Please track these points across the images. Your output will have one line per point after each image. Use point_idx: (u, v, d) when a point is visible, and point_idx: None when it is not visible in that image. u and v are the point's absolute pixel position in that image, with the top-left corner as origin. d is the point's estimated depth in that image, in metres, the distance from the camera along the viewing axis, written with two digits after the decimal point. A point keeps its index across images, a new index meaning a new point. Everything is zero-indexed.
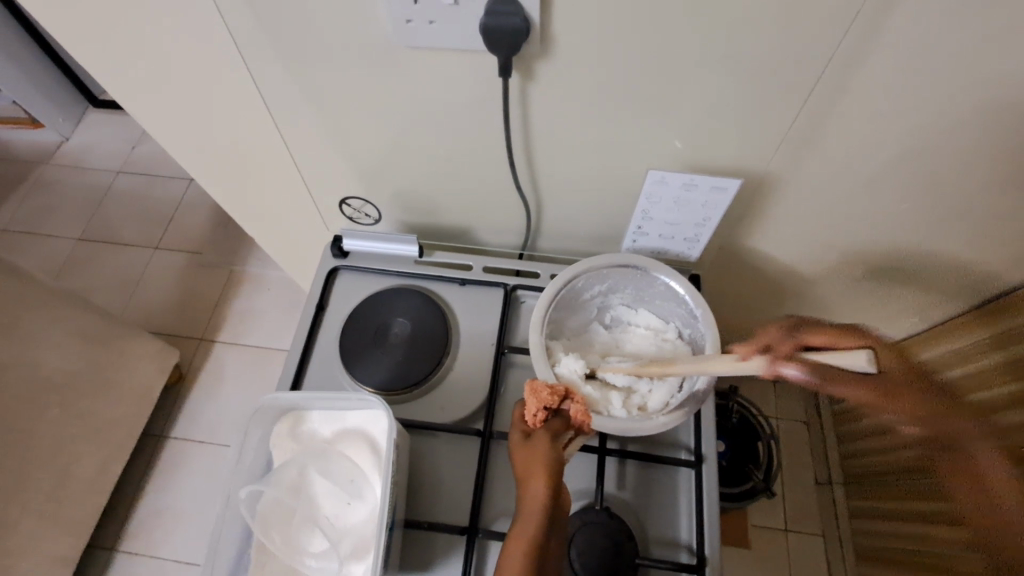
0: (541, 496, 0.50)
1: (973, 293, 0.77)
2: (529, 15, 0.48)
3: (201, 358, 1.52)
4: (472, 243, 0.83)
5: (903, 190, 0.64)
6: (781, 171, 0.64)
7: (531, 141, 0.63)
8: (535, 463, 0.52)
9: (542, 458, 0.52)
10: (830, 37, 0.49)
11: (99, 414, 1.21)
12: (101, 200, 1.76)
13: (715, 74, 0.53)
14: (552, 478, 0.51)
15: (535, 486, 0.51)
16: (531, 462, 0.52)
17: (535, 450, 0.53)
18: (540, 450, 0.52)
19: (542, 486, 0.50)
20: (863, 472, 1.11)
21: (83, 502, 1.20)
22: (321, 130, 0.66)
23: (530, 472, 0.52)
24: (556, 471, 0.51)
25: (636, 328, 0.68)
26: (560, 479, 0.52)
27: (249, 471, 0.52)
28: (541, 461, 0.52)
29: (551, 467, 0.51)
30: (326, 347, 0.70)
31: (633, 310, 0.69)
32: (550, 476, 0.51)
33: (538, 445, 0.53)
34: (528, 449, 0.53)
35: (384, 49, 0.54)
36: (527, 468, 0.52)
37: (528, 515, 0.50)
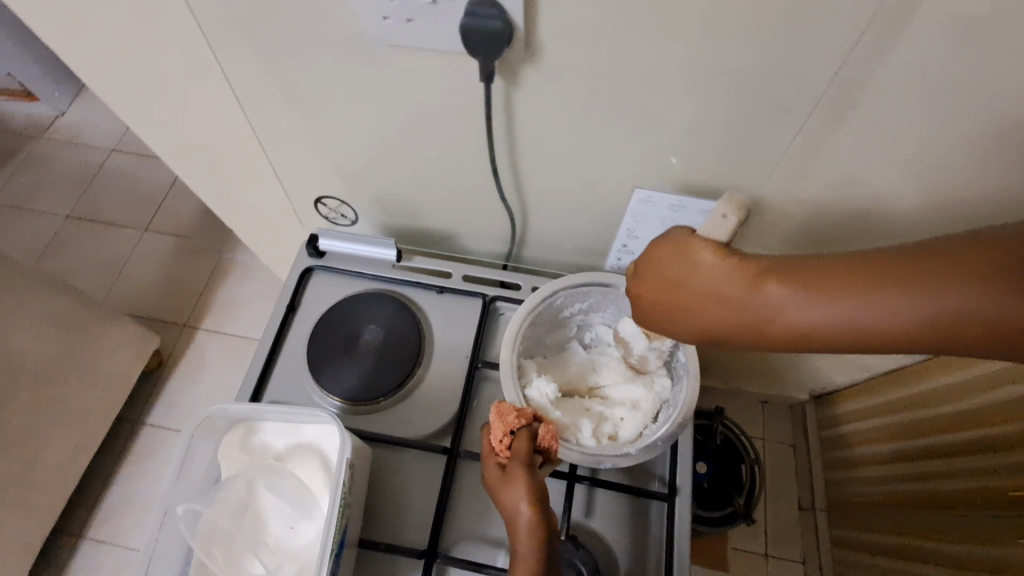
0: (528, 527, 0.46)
1: None
2: (513, 19, 0.45)
3: (183, 345, 1.49)
4: (455, 249, 0.80)
5: (902, 217, 0.62)
6: (776, 195, 0.61)
7: (515, 149, 0.60)
8: (512, 492, 0.47)
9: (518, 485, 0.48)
10: (831, 57, 0.46)
11: (71, 399, 1.18)
12: (92, 178, 1.73)
13: (708, 90, 0.50)
14: (534, 505, 0.47)
15: (519, 517, 0.47)
16: (505, 492, 0.48)
17: (508, 478, 0.48)
18: (515, 479, 0.48)
19: (526, 522, 0.46)
20: (852, 501, 1.09)
21: (51, 487, 1.17)
22: (297, 125, 0.63)
23: (508, 504, 0.48)
24: (539, 496, 0.47)
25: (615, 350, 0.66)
26: (546, 506, 0.48)
27: (193, 482, 0.49)
28: (518, 490, 0.47)
29: (533, 500, 0.47)
30: (294, 351, 0.67)
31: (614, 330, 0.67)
32: (531, 503, 0.47)
33: (515, 478, 0.48)
34: (499, 478, 0.49)
35: (361, 45, 0.51)
36: (506, 501, 0.48)
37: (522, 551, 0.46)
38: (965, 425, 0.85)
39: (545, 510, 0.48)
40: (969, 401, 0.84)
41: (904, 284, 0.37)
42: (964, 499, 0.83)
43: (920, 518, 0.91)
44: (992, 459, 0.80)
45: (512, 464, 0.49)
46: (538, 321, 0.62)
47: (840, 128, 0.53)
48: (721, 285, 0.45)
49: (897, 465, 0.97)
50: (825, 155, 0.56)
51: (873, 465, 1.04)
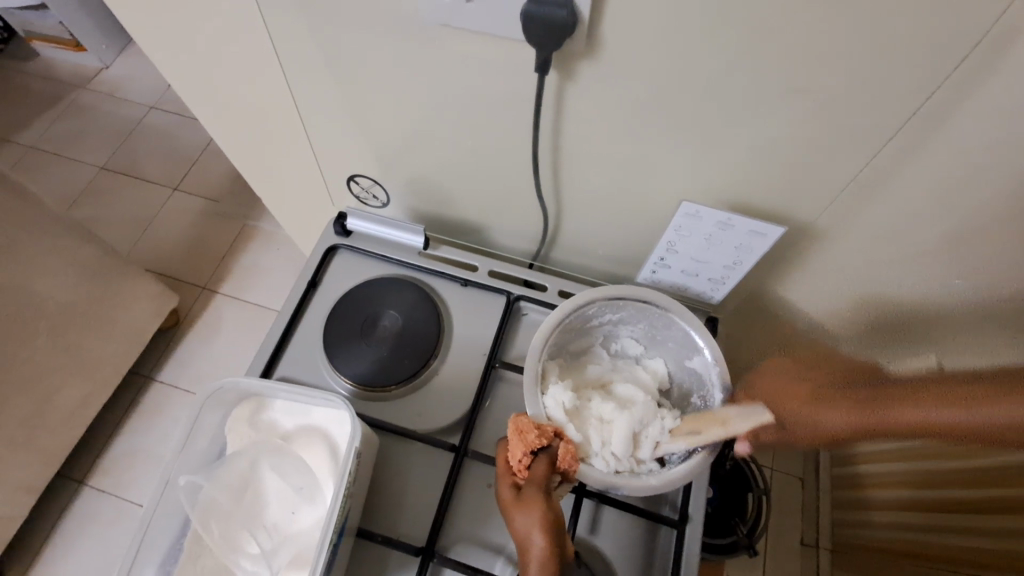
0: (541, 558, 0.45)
1: None
2: (579, 9, 0.43)
3: (201, 307, 1.50)
4: (483, 242, 0.78)
5: (963, 257, 0.58)
6: (827, 221, 0.58)
7: (559, 146, 0.58)
8: (528, 519, 0.47)
9: (535, 512, 0.47)
10: (915, 82, 0.43)
11: (87, 348, 1.20)
12: (131, 132, 1.75)
13: (772, 105, 0.48)
14: (549, 534, 0.46)
15: (532, 545, 0.46)
16: (521, 517, 0.47)
17: (526, 503, 0.48)
18: (532, 505, 0.47)
19: (540, 544, 0.46)
20: (857, 543, 1.05)
21: (60, 431, 1.19)
22: (338, 99, 0.62)
23: (523, 531, 0.47)
24: (556, 526, 0.46)
25: (640, 368, 0.63)
26: (560, 535, 0.47)
27: (196, 454, 0.48)
28: (535, 518, 0.47)
29: (550, 523, 0.47)
30: (311, 328, 0.66)
31: (642, 348, 0.65)
32: (547, 532, 0.46)
33: (532, 499, 0.47)
34: (515, 500, 0.48)
35: (414, 22, 0.49)
36: (521, 526, 0.47)
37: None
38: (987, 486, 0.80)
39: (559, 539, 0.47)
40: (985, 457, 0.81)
41: (933, 387, 0.39)
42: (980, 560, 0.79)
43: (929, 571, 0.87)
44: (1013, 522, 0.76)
45: (530, 488, 0.48)
46: (566, 328, 0.60)
47: (911, 158, 0.50)
48: (789, 387, 0.48)
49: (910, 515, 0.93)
50: (890, 185, 0.53)
51: (886, 511, 0.99)
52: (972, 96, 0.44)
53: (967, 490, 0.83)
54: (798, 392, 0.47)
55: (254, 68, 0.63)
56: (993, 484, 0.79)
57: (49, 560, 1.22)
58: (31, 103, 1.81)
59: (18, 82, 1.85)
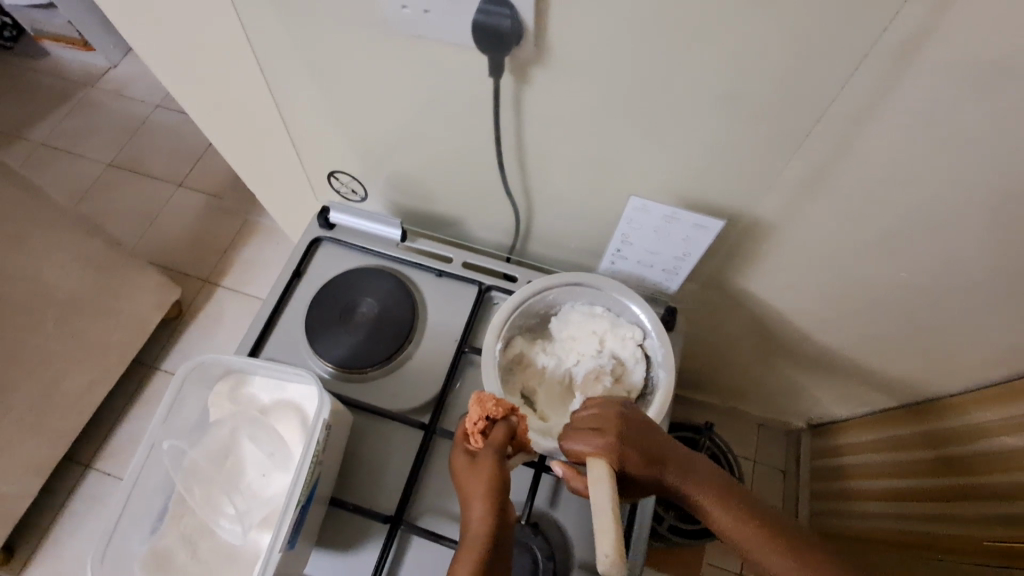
0: (483, 516, 0.49)
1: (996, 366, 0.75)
2: (523, 20, 0.47)
3: (203, 299, 1.56)
4: (460, 236, 0.82)
5: (907, 245, 0.61)
6: (774, 215, 0.62)
7: (521, 146, 0.62)
8: (478, 479, 0.51)
9: (486, 472, 0.51)
10: (831, 87, 0.47)
11: (92, 335, 1.25)
12: (136, 130, 1.81)
13: (710, 107, 0.51)
14: (495, 494, 0.50)
15: (474, 505, 0.50)
16: (472, 477, 0.52)
17: (477, 468, 0.52)
18: (485, 467, 0.51)
19: (483, 505, 0.50)
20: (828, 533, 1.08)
21: (67, 415, 1.25)
22: (316, 100, 0.66)
23: (471, 489, 0.51)
24: (502, 487, 0.50)
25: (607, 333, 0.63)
26: (505, 496, 0.51)
27: (181, 424, 0.52)
28: (485, 479, 0.51)
29: (495, 488, 0.51)
30: (293, 315, 0.71)
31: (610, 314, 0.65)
32: (493, 492, 0.50)
33: (482, 467, 0.51)
34: (469, 465, 0.53)
35: (380, 30, 0.54)
36: (469, 486, 0.51)
37: (470, 536, 0.49)
38: (950, 471, 0.83)
39: (503, 500, 0.51)
40: (941, 451, 0.85)
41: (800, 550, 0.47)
42: (941, 541, 0.82)
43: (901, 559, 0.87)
44: (968, 507, 0.79)
45: (483, 453, 0.52)
46: (529, 312, 0.64)
47: (844, 156, 0.53)
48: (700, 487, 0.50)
49: (886, 501, 0.94)
50: (827, 182, 0.56)
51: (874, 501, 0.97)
52: (889, 98, 0.47)
53: (977, 476, 0.78)
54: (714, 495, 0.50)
55: (239, 71, 0.67)
56: (972, 470, 0.79)
57: (57, 538, 1.28)
58: (41, 101, 1.87)
59: (28, 82, 1.91)
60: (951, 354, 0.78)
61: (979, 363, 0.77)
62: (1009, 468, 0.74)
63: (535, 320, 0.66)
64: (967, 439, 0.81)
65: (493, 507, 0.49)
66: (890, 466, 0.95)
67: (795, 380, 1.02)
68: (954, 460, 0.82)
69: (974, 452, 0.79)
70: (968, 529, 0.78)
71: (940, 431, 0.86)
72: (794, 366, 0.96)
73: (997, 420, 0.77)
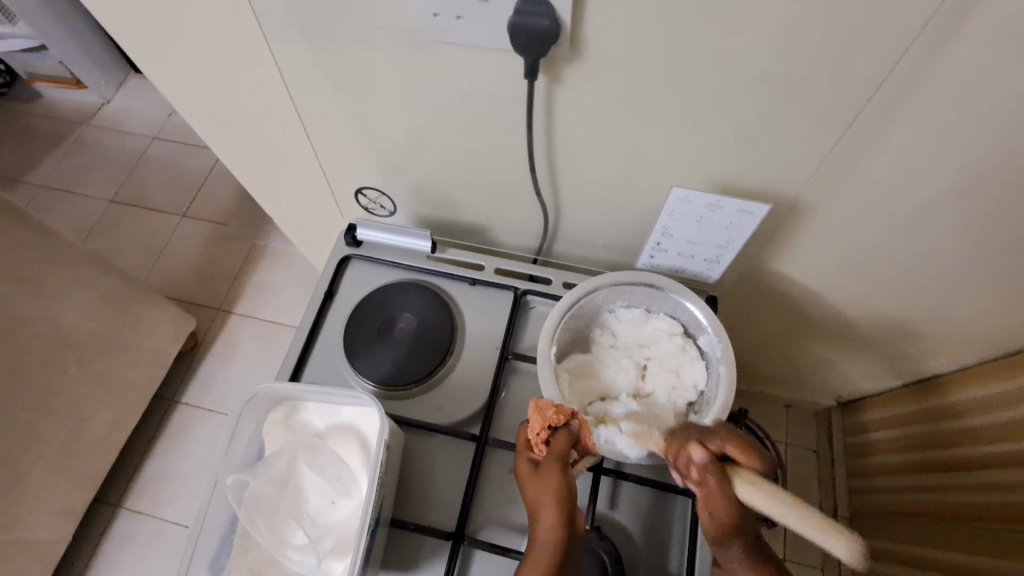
0: (552, 527, 0.48)
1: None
2: (560, 18, 0.47)
3: (218, 328, 1.54)
4: (487, 243, 0.81)
5: (948, 217, 0.61)
6: (813, 196, 0.61)
7: (553, 146, 0.61)
8: (544, 490, 0.50)
9: (552, 481, 0.50)
10: (878, 61, 0.46)
11: (114, 373, 1.24)
12: (136, 164, 1.80)
13: (752, 91, 0.51)
14: (562, 504, 0.49)
15: (543, 515, 0.49)
16: (537, 489, 0.50)
17: (543, 476, 0.51)
18: (550, 477, 0.50)
19: (551, 515, 0.48)
20: (872, 508, 1.07)
21: (94, 456, 1.24)
22: (341, 117, 0.65)
23: (537, 501, 0.50)
24: (568, 496, 0.49)
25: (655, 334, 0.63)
26: (573, 505, 0.50)
27: (240, 457, 0.52)
28: (551, 489, 0.49)
29: (561, 496, 0.49)
30: (330, 336, 0.70)
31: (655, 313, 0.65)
32: (560, 502, 0.49)
33: (548, 475, 0.50)
34: (533, 476, 0.52)
35: (409, 39, 0.53)
36: (536, 497, 0.50)
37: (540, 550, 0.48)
38: (982, 440, 0.84)
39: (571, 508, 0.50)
40: (967, 421, 0.87)
41: None
42: (976, 510, 0.83)
43: (943, 533, 0.88)
44: (1002, 474, 0.80)
45: (547, 461, 0.52)
46: (578, 314, 0.64)
47: (887, 130, 0.53)
48: None
49: (920, 475, 0.95)
50: (869, 158, 0.56)
51: (908, 475, 0.98)
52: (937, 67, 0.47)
53: (1005, 445, 0.80)
54: None
55: (261, 93, 0.67)
56: (1001, 438, 0.81)
57: None
58: (38, 142, 1.86)
59: (22, 124, 1.90)
60: (987, 324, 0.78)
61: (1017, 331, 0.77)
62: None
63: (581, 324, 0.65)
64: (991, 407, 0.83)
65: (562, 514, 0.48)
66: (919, 440, 0.96)
67: (829, 360, 1.01)
68: (981, 429, 0.84)
69: (1002, 420, 0.81)
70: (1000, 497, 0.80)
71: (964, 402, 0.88)
72: (830, 346, 0.95)
73: (1020, 387, 0.79)
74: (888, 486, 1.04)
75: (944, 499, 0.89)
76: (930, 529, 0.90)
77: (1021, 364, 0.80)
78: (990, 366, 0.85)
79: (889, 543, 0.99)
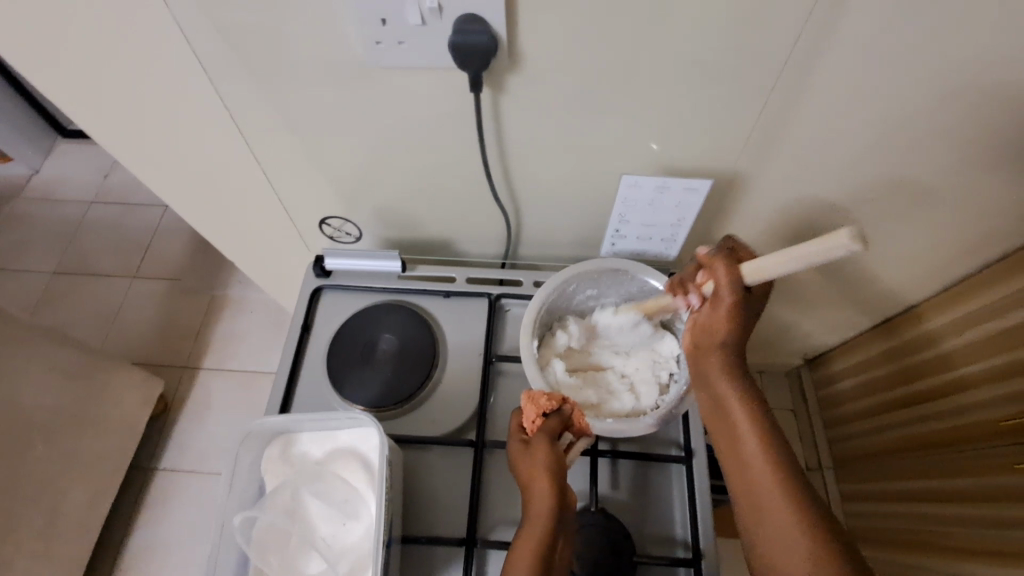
0: (546, 499, 0.51)
1: (972, 257, 0.82)
2: (496, 32, 0.50)
3: (187, 385, 1.49)
4: (453, 255, 0.83)
5: (867, 169, 0.67)
6: (748, 168, 0.67)
7: (506, 153, 0.64)
8: (536, 467, 0.53)
9: (543, 458, 0.54)
10: (785, 39, 0.52)
11: (85, 447, 1.19)
12: (76, 230, 1.73)
13: (678, 79, 0.55)
14: (554, 477, 0.52)
15: (538, 490, 0.52)
16: (529, 464, 0.54)
17: (534, 455, 0.54)
18: (541, 453, 0.54)
19: (544, 488, 0.52)
20: (852, 454, 1.15)
21: (74, 538, 1.18)
22: (296, 152, 0.67)
23: (531, 476, 0.53)
24: (559, 471, 0.53)
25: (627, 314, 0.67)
26: (563, 478, 0.53)
27: (241, 497, 0.52)
28: (543, 463, 0.53)
29: (552, 470, 0.53)
30: (313, 369, 0.70)
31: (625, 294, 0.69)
32: (552, 475, 0.53)
33: (538, 453, 0.54)
34: (525, 454, 0.55)
35: (354, 68, 0.55)
36: (529, 473, 0.54)
37: (534, 520, 0.51)
38: (939, 369, 0.91)
39: (562, 483, 0.54)
40: (925, 352, 0.94)
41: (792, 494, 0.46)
42: (953, 436, 0.89)
43: (925, 462, 0.94)
44: (971, 398, 0.86)
45: (537, 442, 0.55)
46: (552, 305, 0.66)
47: (802, 100, 0.58)
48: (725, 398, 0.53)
49: (888, 415, 1.03)
50: (791, 127, 0.62)
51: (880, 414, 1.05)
52: (835, 39, 0.52)
53: (958, 369, 0.88)
54: (730, 411, 0.52)
55: (211, 137, 0.67)
56: (956, 363, 0.88)
57: None
58: None
59: None
60: (918, 264, 0.85)
61: (945, 265, 0.85)
62: (993, 352, 0.82)
63: (556, 314, 0.68)
64: (939, 334, 0.91)
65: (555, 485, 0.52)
66: (881, 381, 1.04)
67: (787, 321, 1.07)
68: (942, 359, 0.90)
69: (955, 348, 0.88)
70: (963, 419, 0.87)
71: (916, 337, 0.95)
72: (787, 307, 1.01)
73: (969, 313, 0.85)
74: (862, 429, 1.11)
75: (916, 430, 0.96)
76: (912, 462, 0.97)
77: (963, 292, 0.86)
78: (926, 304, 0.93)
79: (878, 484, 1.06)
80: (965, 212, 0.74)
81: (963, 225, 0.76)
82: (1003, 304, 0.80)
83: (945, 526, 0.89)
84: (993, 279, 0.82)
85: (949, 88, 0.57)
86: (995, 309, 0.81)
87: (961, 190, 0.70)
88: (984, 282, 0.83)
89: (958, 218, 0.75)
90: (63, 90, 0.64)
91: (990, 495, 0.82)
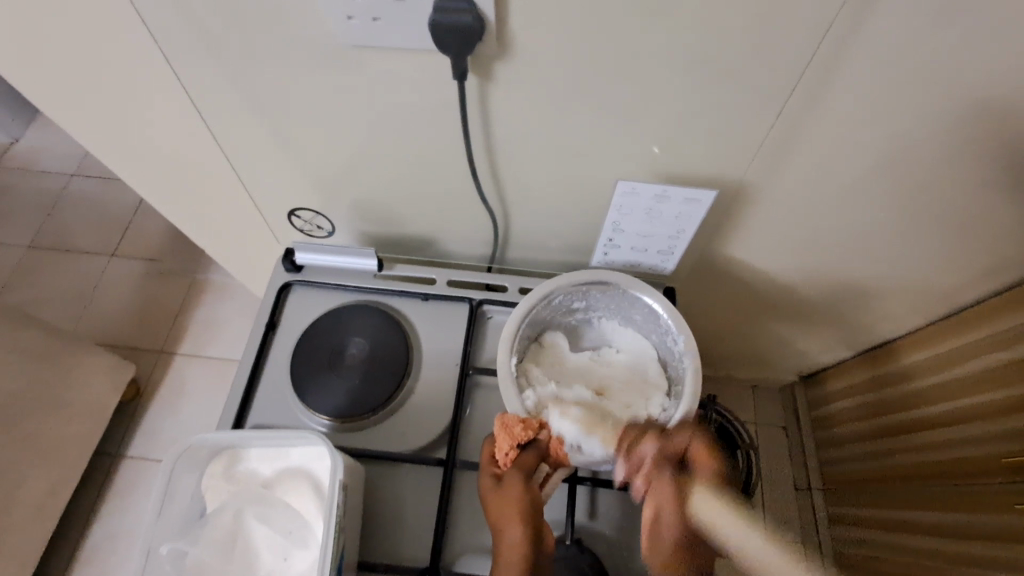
0: (519, 542, 0.48)
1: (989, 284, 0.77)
2: (484, 13, 0.44)
3: (161, 372, 1.44)
4: (436, 255, 0.78)
5: (884, 188, 0.62)
6: (756, 178, 0.62)
7: (494, 149, 0.59)
8: (506, 505, 0.49)
9: (515, 495, 0.50)
10: (808, 41, 0.46)
11: (44, 434, 1.13)
12: (54, 204, 1.66)
13: (685, 79, 0.50)
14: (528, 518, 0.49)
15: (510, 533, 0.48)
16: (501, 503, 0.50)
17: (506, 492, 0.50)
18: (514, 488, 0.50)
19: (516, 531, 0.48)
20: (843, 477, 1.11)
21: (30, 527, 1.13)
22: (266, 137, 0.61)
23: (502, 516, 0.49)
24: (533, 512, 0.49)
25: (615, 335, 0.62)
26: (536, 517, 0.50)
27: (177, 521, 0.47)
28: (515, 501, 0.49)
29: (525, 510, 0.49)
30: (274, 372, 0.65)
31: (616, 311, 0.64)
32: (524, 515, 0.49)
33: (511, 489, 0.50)
34: (497, 490, 0.51)
35: (326, 48, 0.50)
36: (501, 510, 0.49)
37: (507, 566, 0.47)
38: (935, 400, 0.87)
39: (536, 522, 0.50)
40: (921, 381, 0.90)
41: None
42: (946, 468, 0.85)
43: (917, 494, 0.90)
44: (975, 428, 0.81)
45: (510, 476, 0.51)
46: (536, 317, 0.62)
47: (819, 110, 0.53)
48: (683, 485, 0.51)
49: (880, 440, 0.99)
50: (806, 138, 0.56)
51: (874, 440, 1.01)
52: (861, 43, 0.47)
53: (956, 402, 0.84)
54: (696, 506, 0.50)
55: (171, 114, 0.61)
56: (953, 394, 0.84)
57: None
58: None
59: None
60: (928, 290, 0.81)
61: (948, 292, 0.80)
62: (991, 386, 0.78)
63: (541, 326, 0.63)
64: (939, 361, 0.86)
65: (528, 531, 0.48)
66: (876, 405, 1.00)
67: (785, 339, 1.02)
68: (941, 388, 0.86)
69: (952, 378, 0.84)
70: (957, 451, 0.83)
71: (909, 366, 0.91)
72: (786, 324, 0.96)
73: (973, 341, 0.81)
74: (855, 455, 1.07)
75: (909, 460, 0.92)
76: (902, 492, 0.93)
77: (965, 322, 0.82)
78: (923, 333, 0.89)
79: (866, 509, 1.03)
80: (981, 239, 0.69)
81: (984, 252, 0.71)
82: (1007, 337, 0.76)
83: (934, 560, 0.85)
84: (999, 310, 0.77)
85: (979, 106, 0.52)
86: (996, 341, 0.77)
87: (989, 219, 0.65)
88: (992, 311, 0.78)
89: (986, 245, 0.70)
90: (9, 56, 0.59)
91: (981, 532, 0.78)
